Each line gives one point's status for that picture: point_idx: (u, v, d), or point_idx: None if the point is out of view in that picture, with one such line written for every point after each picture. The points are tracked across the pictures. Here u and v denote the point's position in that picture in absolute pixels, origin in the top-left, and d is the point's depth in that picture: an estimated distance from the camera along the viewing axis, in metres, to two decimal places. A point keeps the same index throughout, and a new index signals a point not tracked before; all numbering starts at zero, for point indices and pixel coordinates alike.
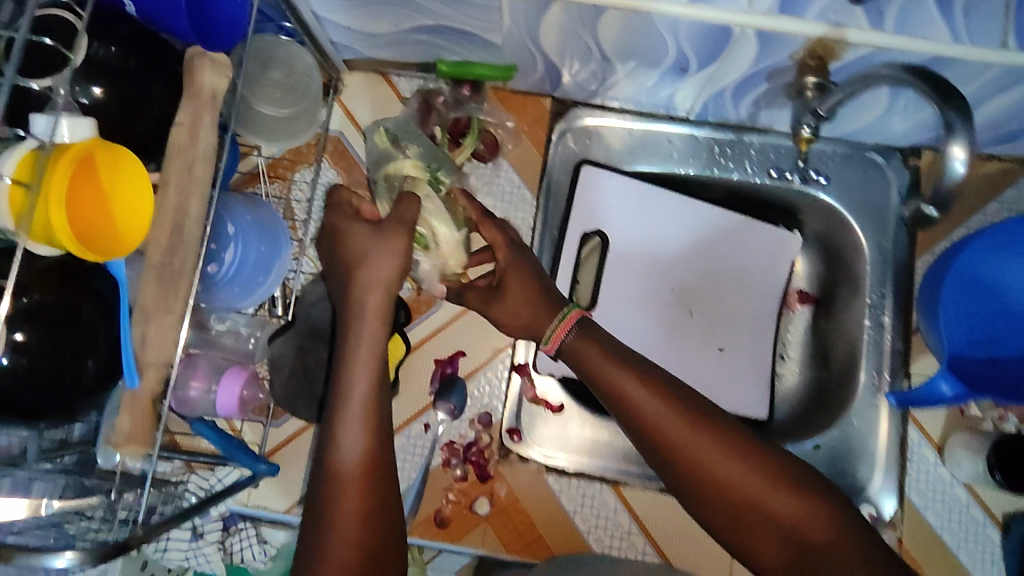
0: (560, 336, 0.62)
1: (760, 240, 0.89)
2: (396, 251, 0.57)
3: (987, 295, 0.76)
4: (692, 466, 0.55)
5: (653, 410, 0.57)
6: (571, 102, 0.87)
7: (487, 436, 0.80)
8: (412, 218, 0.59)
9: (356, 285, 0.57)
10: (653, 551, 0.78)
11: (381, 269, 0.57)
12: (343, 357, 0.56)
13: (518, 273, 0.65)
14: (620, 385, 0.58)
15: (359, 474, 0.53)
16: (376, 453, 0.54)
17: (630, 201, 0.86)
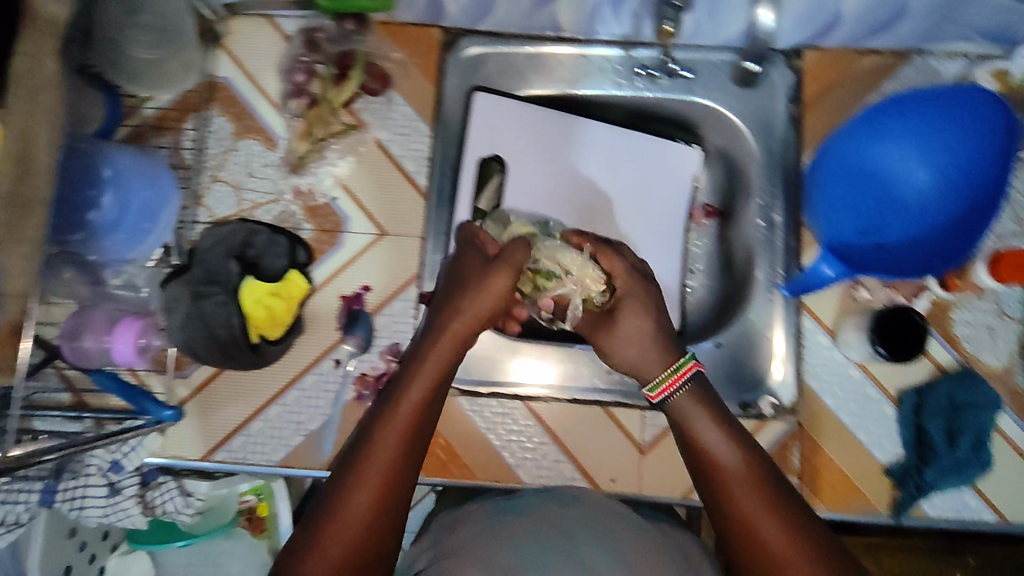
0: (670, 386, 0.67)
1: (661, 157, 0.90)
2: (497, 289, 0.65)
3: (875, 184, 0.79)
4: (716, 472, 0.62)
5: (703, 428, 0.65)
6: (459, 31, 0.86)
7: (398, 365, 0.81)
8: (519, 263, 0.66)
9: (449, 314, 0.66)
10: (568, 461, 0.80)
11: (484, 299, 0.66)
12: (407, 385, 0.64)
13: (635, 305, 0.70)
14: (697, 424, 0.65)
15: (386, 470, 0.59)
16: (407, 450, 0.61)
17: (532, 126, 0.87)
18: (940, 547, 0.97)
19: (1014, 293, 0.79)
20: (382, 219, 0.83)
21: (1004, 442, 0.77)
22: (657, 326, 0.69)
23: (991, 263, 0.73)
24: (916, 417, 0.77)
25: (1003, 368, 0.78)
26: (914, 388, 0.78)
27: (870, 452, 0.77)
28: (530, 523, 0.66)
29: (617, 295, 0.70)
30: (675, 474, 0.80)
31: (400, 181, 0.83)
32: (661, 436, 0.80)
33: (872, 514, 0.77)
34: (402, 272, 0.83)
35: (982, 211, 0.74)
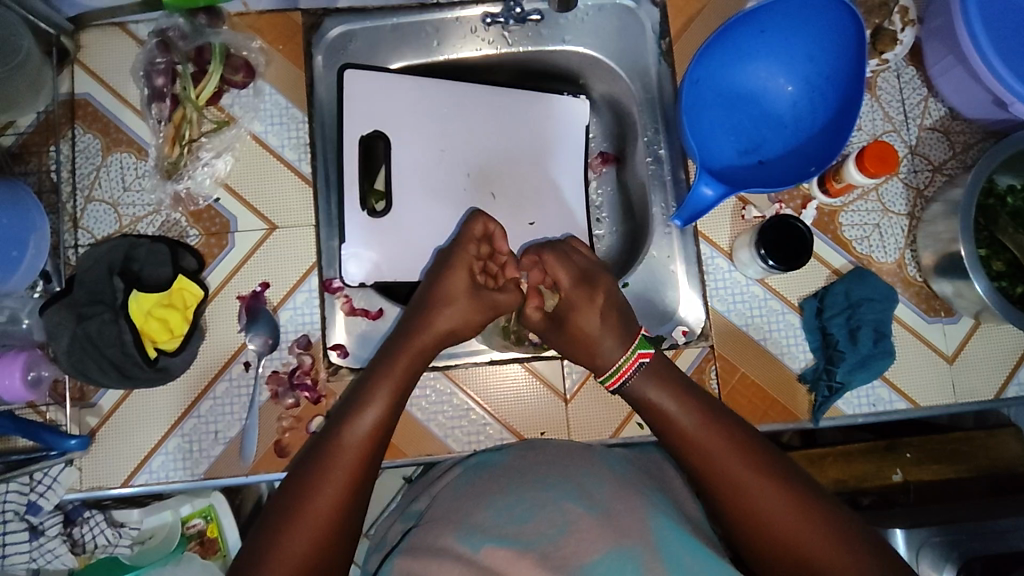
0: (624, 374, 0.70)
1: (548, 112, 0.90)
2: (464, 312, 0.71)
3: (747, 105, 0.81)
4: (695, 449, 0.63)
5: (680, 416, 0.65)
6: (321, 12, 0.84)
7: (309, 356, 0.79)
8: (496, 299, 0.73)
9: (432, 315, 0.70)
10: (496, 423, 0.80)
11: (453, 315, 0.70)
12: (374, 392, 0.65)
13: (584, 304, 0.72)
14: (659, 401, 0.67)
15: (358, 457, 0.62)
16: (377, 441, 0.63)
17: (410, 99, 0.86)
18: (879, 447, 0.98)
19: (894, 189, 0.82)
20: (270, 213, 0.81)
21: (903, 330, 0.80)
22: (607, 322, 0.72)
23: (857, 157, 0.74)
24: (819, 320, 0.79)
25: (895, 263, 0.81)
26: (815, 295, 0.80)
27: (779, 359, 0.80)
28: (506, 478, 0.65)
29: (569, 300, 0.73)
30: (601, 417, 0.81)
31: (283, 170, 0.82)
32: (582, 383, 0.81)
33: (793, 421, 0.79)
34: (298, 263, 0.80)
35: (842, 109, 0.77)
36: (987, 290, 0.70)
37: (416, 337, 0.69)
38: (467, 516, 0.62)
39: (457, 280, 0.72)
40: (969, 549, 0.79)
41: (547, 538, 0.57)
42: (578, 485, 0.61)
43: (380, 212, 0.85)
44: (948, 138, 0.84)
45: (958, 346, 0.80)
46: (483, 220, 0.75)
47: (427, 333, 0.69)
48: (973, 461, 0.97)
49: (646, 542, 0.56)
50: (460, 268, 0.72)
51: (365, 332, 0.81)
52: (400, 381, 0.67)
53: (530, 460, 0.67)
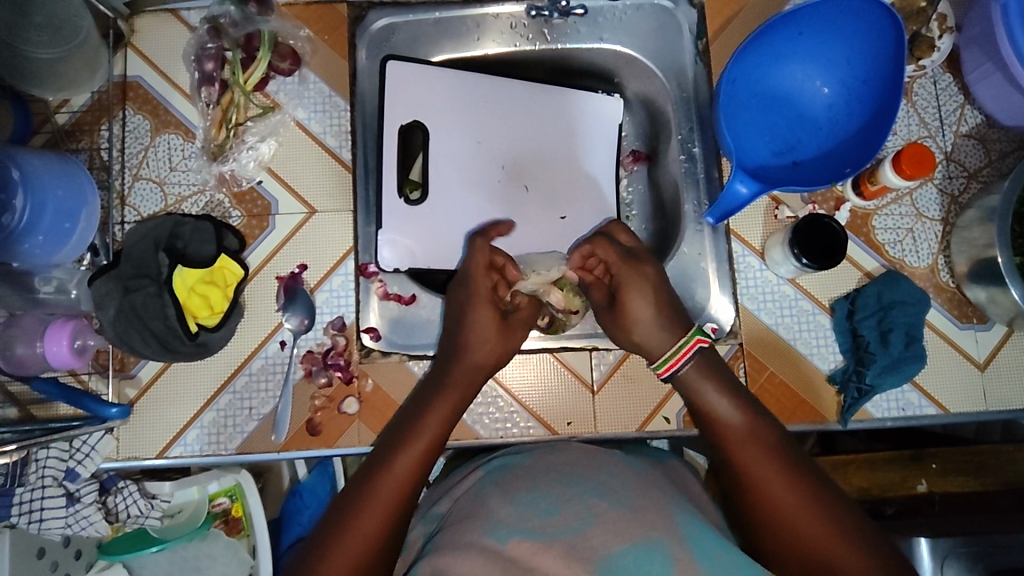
0: (676, 363, 0.69)
1: (582, 109, 0.91)
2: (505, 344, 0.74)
3: (783, 106, 0.82)
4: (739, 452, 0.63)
5: (729, 417, 0.66)
6: (366, 5, 0.87)
7: (344, 338, 0.81)
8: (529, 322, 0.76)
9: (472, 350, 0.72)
10: (523, 411, 0.81)
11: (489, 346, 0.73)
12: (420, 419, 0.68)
13: (637, 284, 0.72)
14: (701, 393, 0.68)
15: (413, 462, 0.64)
16: (424, 467, 0.65)
17: (449, 91, 0.88)
18: (904, 456, 0.98)
19: (928, 194, 0.82)
20: (311, 198, 0.83)
21: (934, 336, 0.80)
22: (658, 306, 0.72)
23: (893, 159, 0.74)
24: (850, 322, 0.79)
25: (927, 269, 0.81)
26: (846, 296, 0.80)
27: (809, 360, 0.80)
28: (532, 476, 0.66)
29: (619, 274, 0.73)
30: (626, 411, 0.81)
31: (324, 157, 0.84)
32: (610, 375, 0.82)
33: (821, 423, 0.79)
34: (337, 247, 0.82)
35: (878, 112, 0.77)
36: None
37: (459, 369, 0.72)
38: (491, 512, 0.61)
39: (486, 318, 0.73)
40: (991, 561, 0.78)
41: (573, 531, 0.57)
42: (600, 483, 0.62)
43: (416, 201, 0.85)
44: (984, 146, 0.84)
45: (989, 354, 0.80)
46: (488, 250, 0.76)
47: (471, 360, 0.72)
48: (999, 474, 0.96)
49: (673, 536, 0.56)
50: (487, 304, 0.73)
51: (398, 318, 0.83)
52: (448, 413, 0.69)
53: (554, 461, 0.67)
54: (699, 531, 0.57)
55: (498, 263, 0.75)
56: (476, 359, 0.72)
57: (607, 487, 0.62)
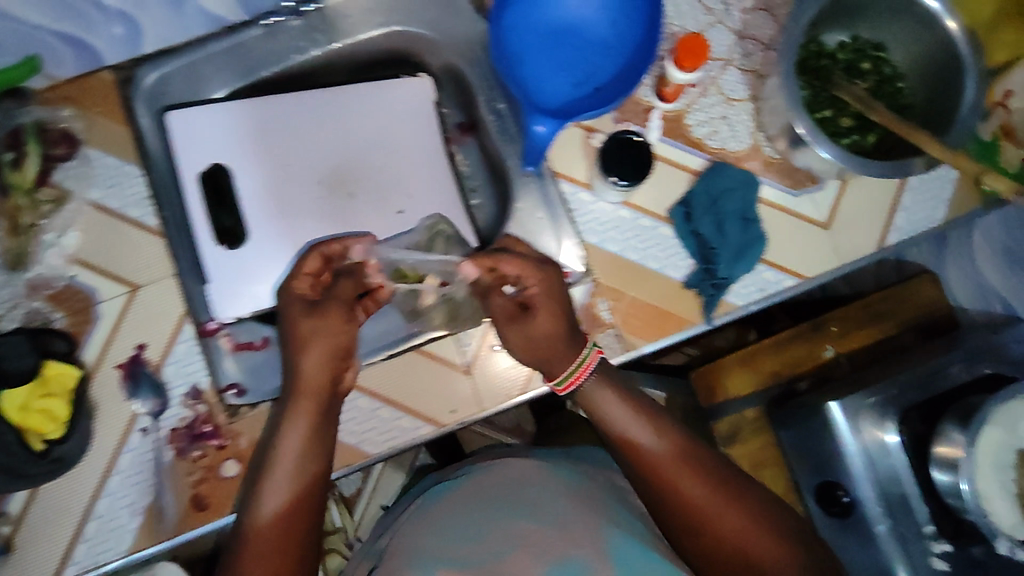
0: (578, 379, 0.74)
1: (383, 100, 0.89)
2: (330, 330, 0.72)
3: (568, 36, 0.80)
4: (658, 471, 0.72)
5: (620, 418, 0.73)
6: (130, 62, 0.82)
7: (205, 404, 0.78)
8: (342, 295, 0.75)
9: (310, 346, 0.71)
10: (409, 415, 0.78)
11: (318, 347, 0.71)
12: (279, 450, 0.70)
13: (547, 307, 0.74)
14: (599, 392, 0.74)
15: (283, 496, 0.68)
16: (295, 503, 0.69)
17: (241, 122, 0.84)
18: (805, 327, 1.02)
19: (731, 77, 0.82)
20: (128, 274, 0.79)
21: (772, 211, 0.80)
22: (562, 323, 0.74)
23: (674, 56, 0.75)
24: (689, 224, 0.79)
25: (750, 148, 0.81)
26: (680, 201, 0.80)
27: (662, 273, 0.79)
28: (461, 501, 0.74)
29: (533, 292, 0.74)
30: (504, 378, 0.79)
31: (130, 230, 0.80)
32: (479, 351, 0.80)
33: (689, 328, 0.80)
34: (170, 314, 0.79)
35: (653, 12, 0.75)
36: (833, 154, 0.70)
37: (301, 381, 0.71)
38: (420, 544, 0.70)
39: (294, 312, 0.73)
40: (908, 400, 0.88)
41: (496, 556, 0.65)
42: (529, 505, 0.70)
43: (236, 244, 0.82)
44: (771, 14, 0.83)
45: (829, 211, 0.80)
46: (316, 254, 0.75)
47: (314, 373, 0.71)
48: (898, 315, 1.01)
49: (594, 551, 0.65)
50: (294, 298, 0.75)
51: (256, 365, 0.80)
52: (306, 436, 0.70)
53: (484, 487, 0.74)
54: (617, 539, 0.66)
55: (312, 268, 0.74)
56: (313, 373, 0.71)
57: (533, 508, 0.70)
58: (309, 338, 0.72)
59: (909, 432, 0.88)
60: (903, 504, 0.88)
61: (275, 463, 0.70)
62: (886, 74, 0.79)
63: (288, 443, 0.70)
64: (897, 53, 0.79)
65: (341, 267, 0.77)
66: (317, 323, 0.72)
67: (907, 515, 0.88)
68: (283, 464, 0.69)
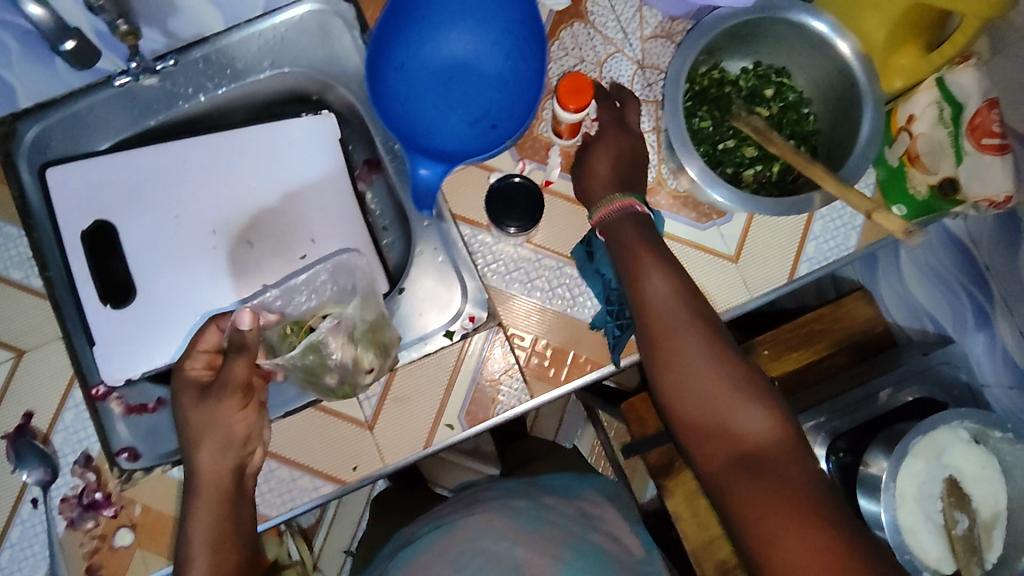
0: (608, 214, 0.71)
1: (281, 141, 0.85)
2: (228, 419, 0.66)
3: (459, 74, 0.78)
4: (714, 432, 0.64)
5: (650, 282, 0.68)
6: (10, 118, 0.79)
7: (96, 472, 0.75)
8: (233, 378, 0.66)
9: (207, 435, 0.66)
10: (308, 474, 0.75)
11: (214, 439, 0.66)
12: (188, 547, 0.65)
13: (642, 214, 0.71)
14: (623, 239, 0.70)
15: None
16: None
17: (125, 174, 0.80)
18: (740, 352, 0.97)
19: (633, 108, 0.79)
20: (15, 338, 0.77)
21: (679, 246, 0.78)
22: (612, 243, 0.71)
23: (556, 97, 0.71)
24: (592, 264, 0.76)
25: (654, 182, 0.79)
26: (584, 239, 0.78)
27: (564, 314, 0.77)
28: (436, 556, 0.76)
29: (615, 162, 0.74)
30: (408, 430, 0.76)
31: (16, 292, 0.77)
32: (381, 406, 0.76)
33: (598, 370, 0.77)
34: (58, 378, 0.76)
35: (541, 47, 0.73)
36: (728, 196, 0.68)
37: (198, 478, 0.66)
38: None
39: (185, 403, 0.67)
40: (836, 427, 0.86)
41: None
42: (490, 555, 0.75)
43: (124, 301, 0.78)
44: (672, 41, 0.80)
45: (738, 244, 0.78)
46: (212, 328, 0.70)
47: (209, 461, 0.66)
48: (830, 337, 0.97)
49: None
50: (184, 386, 0.68)
51: (150, 429, 0.76)
52: (216, 523, 0.65)
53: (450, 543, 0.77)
54: None
55: (206, 344, 0.69)
56: (206, 463, 0.66)
57: (492, 559, 0.75)
58: (199, 434, 0.66)
59: (837, 461, 0.84)
60: None
61: (187, 559, 0.65)
62: (791, 101, 0.77)
63: (195, 537, 0.65)
64: (800, 78, 0.76)
65: (230, 345, 0.67)
66: (205, 417, 0.66)
67: None
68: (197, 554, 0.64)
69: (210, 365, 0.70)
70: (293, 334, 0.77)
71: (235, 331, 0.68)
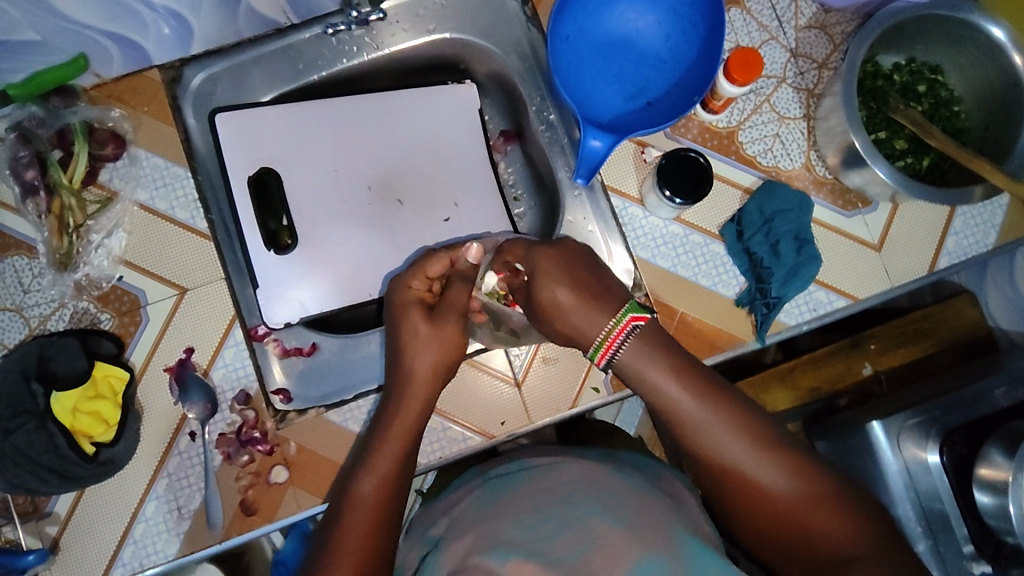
0: (612, 344, 0.68)
1: (432, 106, 0.88)
2: (451, 339, 0.71)
3: (624, 48, 0.80)
4: (783, 521, 0.65)
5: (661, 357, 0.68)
6: (178, 62, 0.81)
7: (253, 410, 0.78)
8: (459, 303, 0.72)
9: (427, 346, 0.71)
10: (457, 425, 0.78)
11: (431, 354, 0.70)
12: (381, 444, 0.70)
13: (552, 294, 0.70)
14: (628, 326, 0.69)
15: (383, 481, 0.68)
16: (385, 492, 0.68)
17: (289, 127, 0.83)
18: (843, 345, 1.03)
19: (785, 95, 0.82)
20: (176, 276, 0.78)
21: (825, 232, 0.81)
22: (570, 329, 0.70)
23: (725, 70, 0.74)
24: (742, 242, 0.79)
25: (803, 167, 0.81)
26: (732, 219, 0.80)
27: (713, 291, 0.79)
28: (532, 495, 0.70)
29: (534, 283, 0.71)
30: (555, 390, 0.79)
31: (179, 233, 0.79)
32: (530, 365, 0.79)
33: (741, 345, 0.80)
34: (217, 318, 0.78)
35: (712, 27, 0.75)
36: (889, 174, 0.71)
37: (408, 389, 0.71)
38: (495, 530, 0.67)
39: (413, 317, 0.71)
40: (949, 422, 0.88)
41: (574, 555, 0.62)
42: (602, 500, 0.67)
43: (288, 247, 0.82)
44: (825, 33, 0.83)
45: (882, 233, 0.81)
46: (443, 257, 0.73)
47: (424, 365, 0.71)
48: (934, 335, 1.01)
49: (670, 549, 0.62)
50: (408, 307, 0.72)
51: (305, 371, 0.80)
52: (409, 433, 0.70)
53: (553, 480, 0.71)
54: (693, 546, 0.63)
55: (433, 273, 0.72)
56: (421, 373, 0.71)
57: (608, 506, 0.66)
58: (423, 347, 0.71)
59: (951, 454, 0.86)
60: (943, 524, 0.87)
61: (375, 456, 0.69)
62: (943, 97, 0.80)
63: (391, 440, 0.70)
64: (953, 77, 0.79)
65: (465, 274, 0.73)
66: (431, 333, 0.71)
67: (946, 536, 0.87)
68: (387, 458, 0.69)
69: (431, 287, 0.74)
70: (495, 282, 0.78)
71: (464, 262, 0.74)
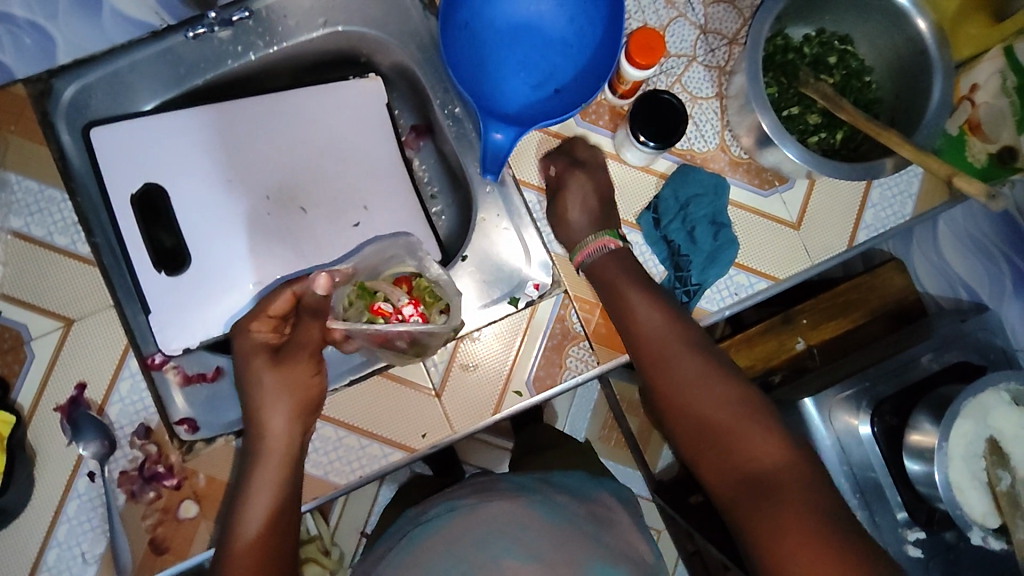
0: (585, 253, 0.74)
1: (333, 105, 0.83)
2: (302, 380, 0.67)
3: (524, 33, 0.76)
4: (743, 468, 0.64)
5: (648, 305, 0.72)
6: (46, 74, 0.75)
7: (155, 443, 0.73)
8: (305, 343, 0.67)
9: (276, 392, 0.67)
10: (376, 442, 0.74)
11: (281, 402, 0.67)
12: (254, 486, 0.66)
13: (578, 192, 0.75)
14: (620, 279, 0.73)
15: (261, 522, 0.65)
16: (270, 531, 0.65)
17: (173, 137, 0.78)
18: (775, 321, 1.01)
19: (696, 74, 0.79)
20: (60, 307, 0.72)
21: (743, 213, 0.78)
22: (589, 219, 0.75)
23: (625, 52, 0.71)
24: (659, 230, 0.77)
25: (717, 149, 0.79)
26: (649, 206, 0.78)
27: None
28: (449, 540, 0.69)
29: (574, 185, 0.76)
30: (477, 397, 0.76)
31: (61, 260, 0.73)
32: (448, 374, 0.75)
33: None
34: (109, 350, 0.73)
35: (613, 8, 0.71)
36: (800, 155, 0.69)
37: (269, 433, 0.67)
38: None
39: (256, 363, 0.67)
40: (879, 392, 0.87)
41: None
42: (512, 538, 0.67)
43: (178, 270, 0.78)
44: (734, 7, 0.80)
45: (800, 211, 0.79)
46: (285, 293, 0.68)
47: (281, 407, 0.67)
48: (866, 305, 1.00)
49: None
50: (251, 352, 0.68)
51: (208, 399, 0.76)
52: (284, 474, 0.67)
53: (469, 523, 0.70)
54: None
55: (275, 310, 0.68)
56: (280, 415, 0.67)
57: (519, 542, 0.66)
58: (271, 397, 0.67)
59: (882, 424, 0.86)
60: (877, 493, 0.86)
61: (247, 496, 0.66)
62: (854, 68, 0.77)
63: (263, 483, 0.66)
64: (863, 47, 0.77)
65: (308, 306, 0.67)
66: (281, 378, 0.67)
67: (882, 504, 0.86)
68: (260, 498, 0.66)
69: (280, 327, 0.70)
70: (359, 301, 0.72)
71: (313, 293, 0.67)
